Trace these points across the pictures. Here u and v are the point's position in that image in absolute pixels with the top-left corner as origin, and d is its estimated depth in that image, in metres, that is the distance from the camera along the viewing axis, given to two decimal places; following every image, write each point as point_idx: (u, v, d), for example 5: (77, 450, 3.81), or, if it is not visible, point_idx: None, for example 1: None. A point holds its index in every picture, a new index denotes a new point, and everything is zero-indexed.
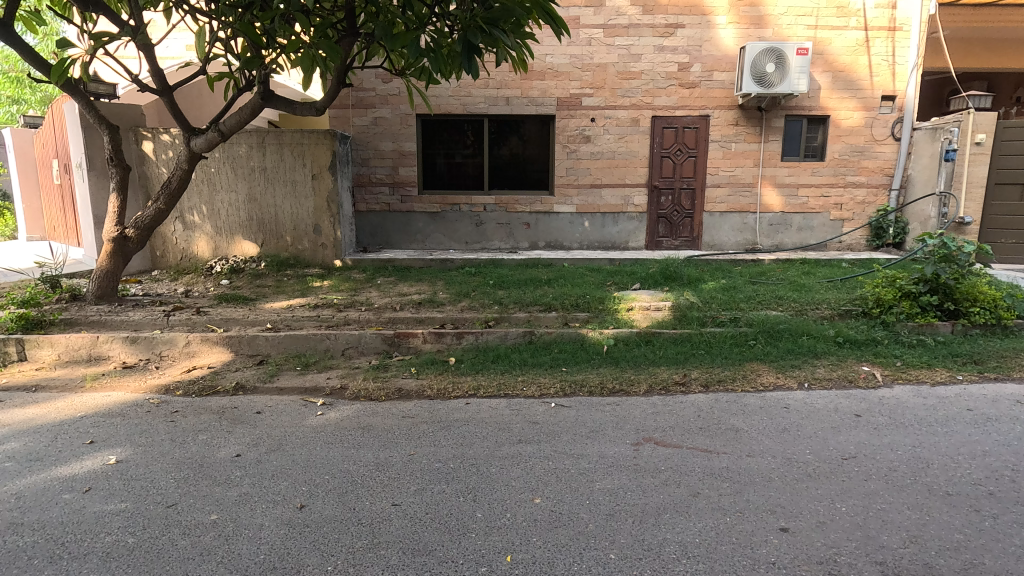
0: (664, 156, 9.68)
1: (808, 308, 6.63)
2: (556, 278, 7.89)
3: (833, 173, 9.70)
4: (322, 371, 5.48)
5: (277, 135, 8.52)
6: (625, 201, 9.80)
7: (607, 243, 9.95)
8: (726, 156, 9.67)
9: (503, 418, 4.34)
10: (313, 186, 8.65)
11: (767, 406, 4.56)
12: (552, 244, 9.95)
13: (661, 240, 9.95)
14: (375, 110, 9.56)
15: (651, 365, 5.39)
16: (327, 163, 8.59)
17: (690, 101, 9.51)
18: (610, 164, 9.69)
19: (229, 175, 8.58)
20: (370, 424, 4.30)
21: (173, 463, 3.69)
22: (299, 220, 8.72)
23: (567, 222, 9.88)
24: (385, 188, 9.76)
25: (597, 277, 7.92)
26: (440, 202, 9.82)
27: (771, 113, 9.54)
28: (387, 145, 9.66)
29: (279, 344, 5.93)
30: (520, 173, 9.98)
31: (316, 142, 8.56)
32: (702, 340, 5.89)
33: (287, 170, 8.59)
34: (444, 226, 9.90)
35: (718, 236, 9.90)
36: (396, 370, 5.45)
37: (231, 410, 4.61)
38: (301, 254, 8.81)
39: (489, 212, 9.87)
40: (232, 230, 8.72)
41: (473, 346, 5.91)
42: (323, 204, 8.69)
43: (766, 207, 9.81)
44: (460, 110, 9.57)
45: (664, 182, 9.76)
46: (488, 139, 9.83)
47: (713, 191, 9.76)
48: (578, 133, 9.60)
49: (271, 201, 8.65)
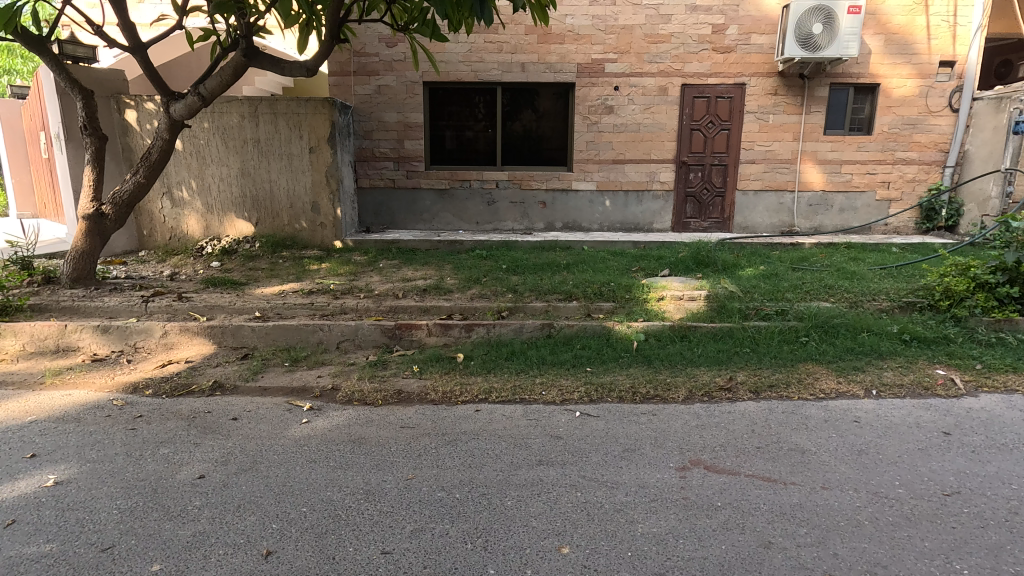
0: (694, 129, 8.83)
1: (863, 299, 5.83)
2: (575, 263, 7.17)
3: (881, 148, 8.80)
4: (312, 369, 4.83)
5: (271, 103, 7.77)
6: (651, 178, 8.99)
7: (629, 224, 9.16)
8: (763, 129, 8.79)
9: (520, 431, 3.67)
10: (311, 160, 7.92)
11: (833, 419, 3.83)
12: (570, 224, 9.18)
13: (689, 221, 9.14)
14: (379, 77, 8.77)
15: (690, 365, 4.67)
16: (327, 135, 7.86)
17: (724, 68, 8.62)
18: (634, 137, 8.86)
19: (220, 148, 7.87)
20: (363, 437, 3.65)
21: (123, 487, 3.06)
22: (296, 197, 8.02)
23: (587, 201, 9.09)
24: (390, 164, 9.02)
25: (621, 261, 7.18)
26: (449, 178, 9.07)
27: (814, 80, 8.63)
28: (392, 116, 8.89)
29: (266, 336, 5.29)
30: (535, 148, 9.19)
31: (314, 111, 7.81)
32: (747, 336, 5.16)
33: (282, 142, 7.87)
34: (453, 204, 9.16)
35: (751, 217, 9.07)
36: (397, 368, 4.78)
37: (203, 415, 3.98)
38: (299, 234, 8.13)
39: (502, 190, 9.10)
40: (225, 207, 8.05)
41: (484, 340, 5.23)
42: (322, 180, 7.98)
43: (805, 186, 8.97)
44: (471, 78, 8.76)
45: (693, 158, 8.92)
46: (501, 110, 9.02)
47: (746, 168, 8.91)
48: (600, 103, 8.76)
49: (265, 175, 7.95)
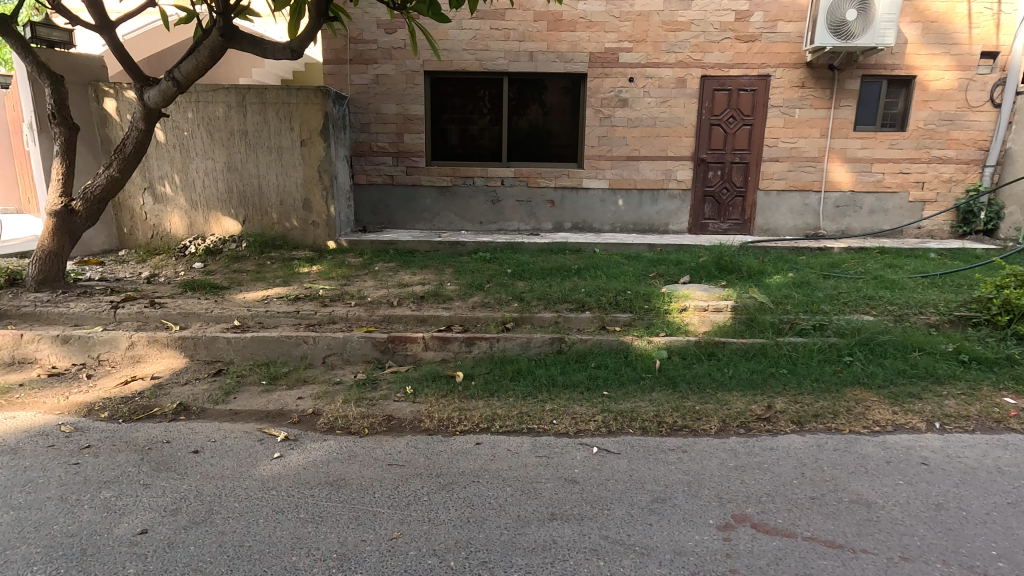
0: (714, 124, 8.23)
1: (908, 312, 5.23)
2: (586, 268, 6.62)
3: (915, 146, 8.19)
4: (293, 388, 4.29)
5: (259, 92, 7.22)
6: (667, 176, 8.40)
7: (643, 225, 8.59)
8: (789, 124, 8.19)
9: (527, 474, 3.12)
10: (302, 154, 7.37)
11: (895, 461, 3.25)
12: (580, 225, 8.61)
13: (707, 223, 8.56)
14: (377, 66, 8.21)
15: (721, 390, 4.10)
16: (319, 127, 7.30)
17: (747, 58, 8.02)
18: (650, 132, 8.28)
19: (205, 140, 7.33)
20: (343, 478, 3.10)
21: (45, 546, 2.51)
22: (287, 194, 7.47)
23: (598, 200, 8.52)
24: (388, 159, 8.46)
25: (636, 267, 6.61)
26: (451, 175, 8.51)
27: (845, 72, 8.02)
28: (391, 107, 8.32)
29: (243, 349, 4.75)
30: (543, 143, 8.62)
31: (305, 101, 7.25)
32: (782, 354, 4.58)
33: (272, 134, 7.32)
34: (455, 202, 8.60)
35: (774, 219, 8.48)
36: (387, 389, 4.22)
37: (159, 446, 3.43)
38: (289, 233, 7.59)
39: (508, 187, 8.53)
40: (210, 204, 7.52)
41: (486, 356, 4.68)
42: (314, 175, 7.43)
43: (832, 186, 8.36)
44: (476, 67, 8.19)
45: (713, 155, 8.32)
46: (507, 102, 8.44)
47: (770, 166, 8.31)
48: (614, 95, 8.18)
49: (253, 170, 7.41)
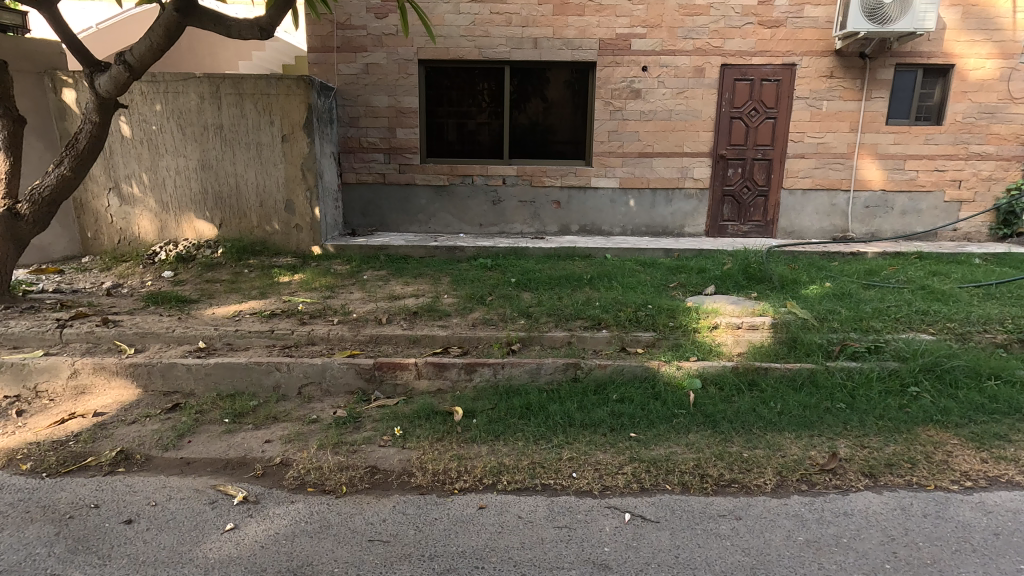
0: (734, 117, 7.57)
1: (972, 330, 4.57)
2: (599, 277, 5.96)
3: (953, 140, 7.53)
4: (261, 428, 3.61)
5: (235, 83, 6.49)
6: (682, 174, 7.73)
7: (656, 227, 7.93)
8: (815, 117, 7.52)
9: (545, 557, 2.46)
10: (284, 151, 6.66)
11: (1006, 533, 2.60)
12: (588, 227, 7.93)
13: (726, 225, 7.91)
14: (366, 54, 7.50)
15: (771, 432, 3.44)
16: (303, 122, 6.59)
17: (771, 45, 7.34)
18: (664, 126, 7.61)
19: (175, 135, 6.60)
20: (312, 562, 2.43)
21: None
22: (267, 194, 6.78)
23: (607, 200, 7.85)
24: (379, 156, 7.77)
25: (654, 275, 5.96)
26: (448, 173, 7.82)
27: (877, 61, 7.35)
28: (382, 100, 7.63)
29: (204, 378, 4.06)
30: (547, 140, 7.94)
31: (286, 92, 6.53)
32: (835, 382, 3.92)
33: (249, 129, 6.61)
34: (452, 203, 7.91)
35: (798, 221, 7.84)
36: (372, 430, 3.53)
37: (85, 514, 2.75)
38: (270, 238, 6.90)
39: (509, 187, 7.85)
40: (183, 206, 6.82)
41: (489, 386, 4.01)
42: (297, 175, 6.73)
43: (861, 184, 7.71)
44: (475, 55, 7.49)
45: (733, 151, 7.66)
46: (509, 95, 7.75)
47: (794, 164, 7.65)
48: (625, 86, 7.50)
49: (230, 168, 6.71)
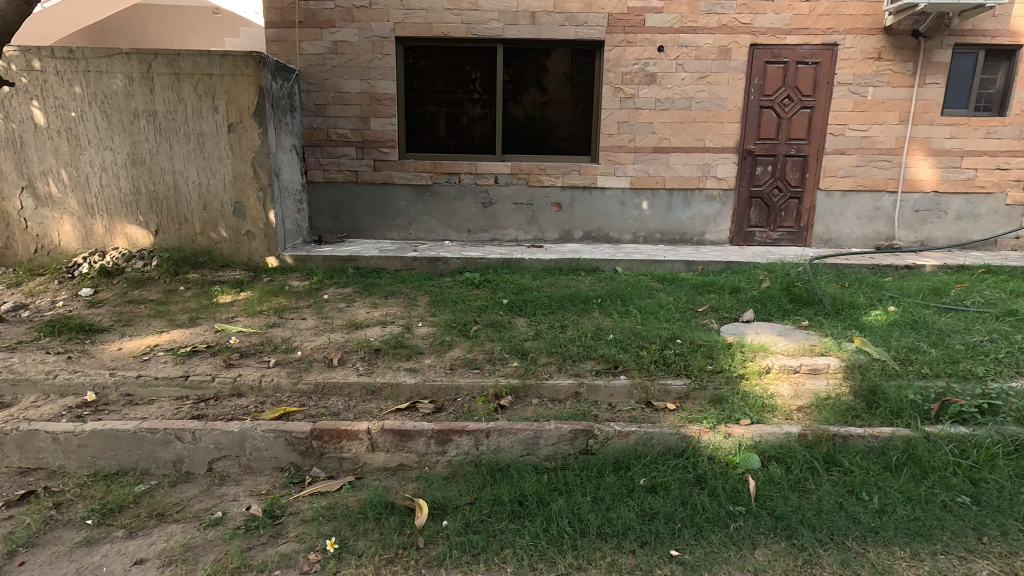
0: (765, 106, 6.49)
1: None
2: (610, 298, 4.88)
3: (1018, 134, 6.46)
4: (137, 534, 2.50)
5: (169, 60, 5.36)
6: (704, 172, 6.66)
7: (672, 235, 6.85)
8: (859, 106, 6.45)
9: None
10: (231, 144, 5.55)
11: None
12: (593, 234, 6.85)
13: (753, 231, 6.83)
14: (335, 31, 6.39)
15: (875, 548, 2.36)
16: (253, 109, 5.47)
17: (809, 21, 6.26)
18: (684, 117, 6.52)
19: (100, 123, 5.48)
20: None
21: None
22: (212, 195, 5.67)
23: (616, 203, 6.77)
24: (350, 151, 6.65)
25: (677, 296, 4.89)
26: (430, 170, 6.71)
27: (933, 41, 6.28)
28: (353, 84, 6.51)
29: (78, 452, 2.96)
30: (545, 134, 6.85)
31: (233, 73, 5.41)
32: (948, 460, 2.84)
33: (189, 117, 5.49)
34: (436, 205, 6.82)
35: (837, 227, 6.78)
36: (296, 542, 2.44)
37: None
38: (217, 246, 5.79)
39: (502, 187, 6.76)
40: (112, 209, 5.70)
41: (470, 463, 2.93)
42: (246, 171, 5.61)
43: (911, 185, 6.64)
44: (462, 32, 6.39)
45: (763, 146, 6.59)
46: (503, 82, 6.65)
47: (833, 161, 6.58)
48: (638, 69, 6.42)
49: (166, 164, 5.59)
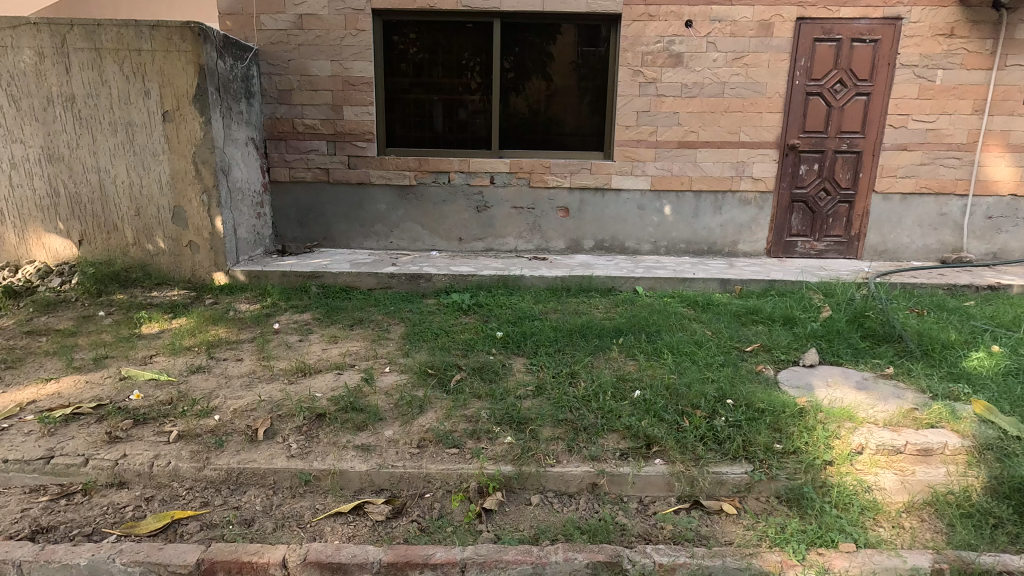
0: (813, 93, 5.45)
1: None
2: (631, 332, 3.87)
3: None
4: None
5: (88, 33, 4.35)
6: (738, 171, 5.62)
7: (699, 245, 5.83)
8: (926, 93, 5.40)
9: None
10: (167, 136, 4.55)
11: None
12: (607, 244, 5.83)
13: (794, 241, 5.81)
14: (300, 2, 5.38)
15: None
16: (193, 93, 4.47)
17: None
18: (715, 105, 5.49)
19: (7, 110, 4.50)
20: None
21: None
22: (145, 198, 4.67)
23: (634, 208, 5.75)
24: (320, 145, 5.65)
25: (717, 330, 3.88)
26: (415, 168, 5.70)
27: (1018, 13, 5.21)
28: (322, 65, 5.49)
29: None
30: (551, 128, 5.82)
31: (166, 48, 4.40)
32: None
33: (115, 103, 4.49)
34: (422, 209, 5.81)
35: (895, 236, 5.74)
36: None
37: None
38: (153, 260, 4.81)
39: (500, 188, 5.74)
40: (26, 214, 4.73)
41: None
42: (186, 169, 4.61)
43: (985, 187, 5.59)
44: (451, 3, 5.37)
45: (808, 141, 5.55)
46: (502, 71, 5.65)
47: (893, 158, 5.54)
48: (661, 48, 5.39)
49: (89, 160, 4.60)
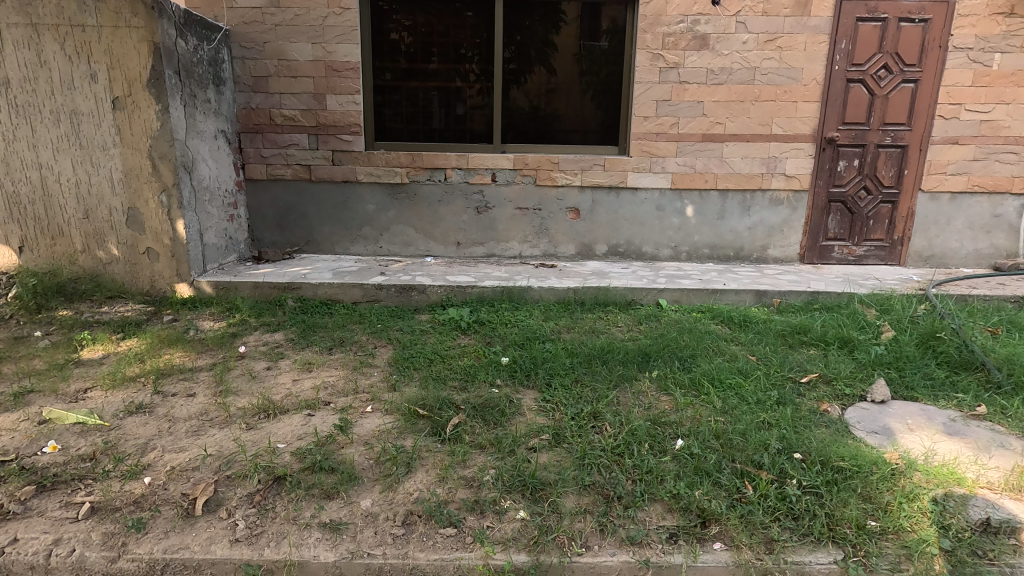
0: (854, 79, 4.84)
1: None
2: (661, 357, 3.27)
3: None
4: None
5: (22, 5, 3.72)
6: (769, 168, 5.02)
7: (724, 251, 5.23)
8: (981, 79, 4.80)
9: None
10: (118, 127, 3.93)
11: None
12: (622, 249, 5.23)
13: (831, 245, 5.21)
14: None
15: None
16: (147, 77, 3.85)
17: None
18: (744, 94, 4.89)
19: None
20: None
21: None
22: (94, 198, 4.05)
23: (652, 209, 5.14)
24: (300, 139, 5.03)
25: (761, 355, 3.29)
26: (407, 164, 5.08)
27: None
28: (301, 48, 4.87)
29: None
30: (559, 121, 5.20)
31: (115, 24, 3.78)
32: None
33: (56, 88, 3.87)
34: (415, 210, 5.19)
35: (943, 240, 5.14)
36: None
37: None
38: (106, 270, 4.19)
39: (502, 186, 5.13)
40: None
41: None
42: (141, 165, 3.99)
43: None
44: None
45: (848, 133, 4.95)
46: (502, 60, 5.04)
47: (942, 153, 4.95)
48: (684, 29, 4.78)
49: (28, 155, 3.97)
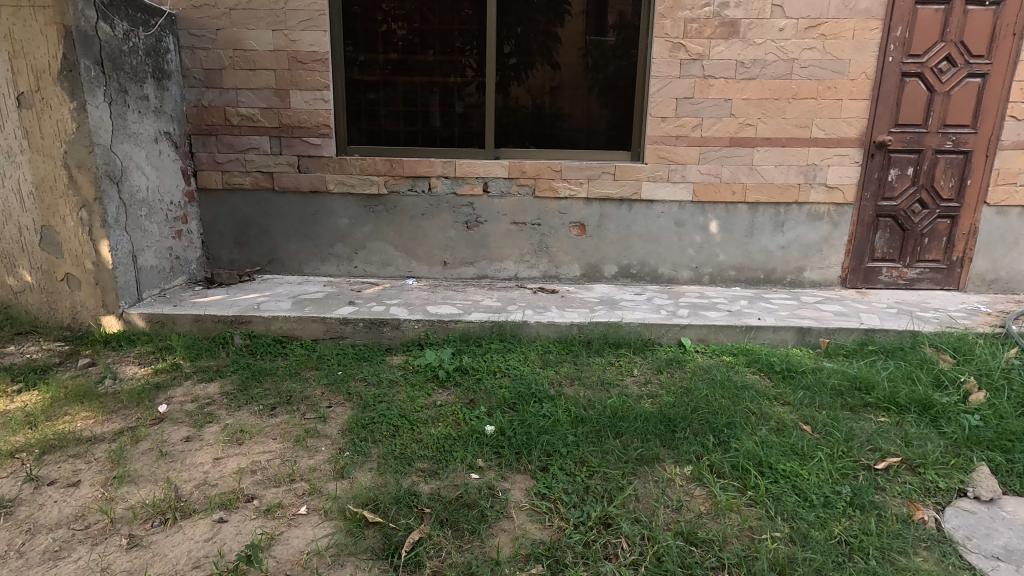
0: (911, 72, 4.10)
1: None
2: (690, 425, 2.55)
3: None
4: None
5: None
6: (807, 177, 4.29)
7: (752, 273, 4.50)
8: None
9: None
10: (25, 128, 3.24)
11: None
12: (634, 271, 4.51)
13: (878, 267, 4.48)
14: None
15: None
16: (57, 68, 3.16)
17: None
18: (779, 90, 4.15)
19: None
20: None
21: None
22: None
23: (670, 225, 4.42)
24: (261, 142, 4.32)
25: (819, 425, 2.56)
26: (385, 172, 4.37)
27: None
28: (261, 36, 4.17)
29: None
30: (562, 122, 4.48)
31: (16, 3, 3.09)
32: None
33: None
34: (394, 225, 4.49)
35: (1009, 262, 4.40)
36: None
37: None
38: (18, 299, 3.50)
39: (495, 198, 4.42)
40: None
41: None
42: (55, 175, 3.30)
43: None
44: None
45: (902, 137, 4.21)
46: (495, 50, 4.32)
47: (1012, 160, 4.20)
48: (710, 13, 4.05)
49: None
